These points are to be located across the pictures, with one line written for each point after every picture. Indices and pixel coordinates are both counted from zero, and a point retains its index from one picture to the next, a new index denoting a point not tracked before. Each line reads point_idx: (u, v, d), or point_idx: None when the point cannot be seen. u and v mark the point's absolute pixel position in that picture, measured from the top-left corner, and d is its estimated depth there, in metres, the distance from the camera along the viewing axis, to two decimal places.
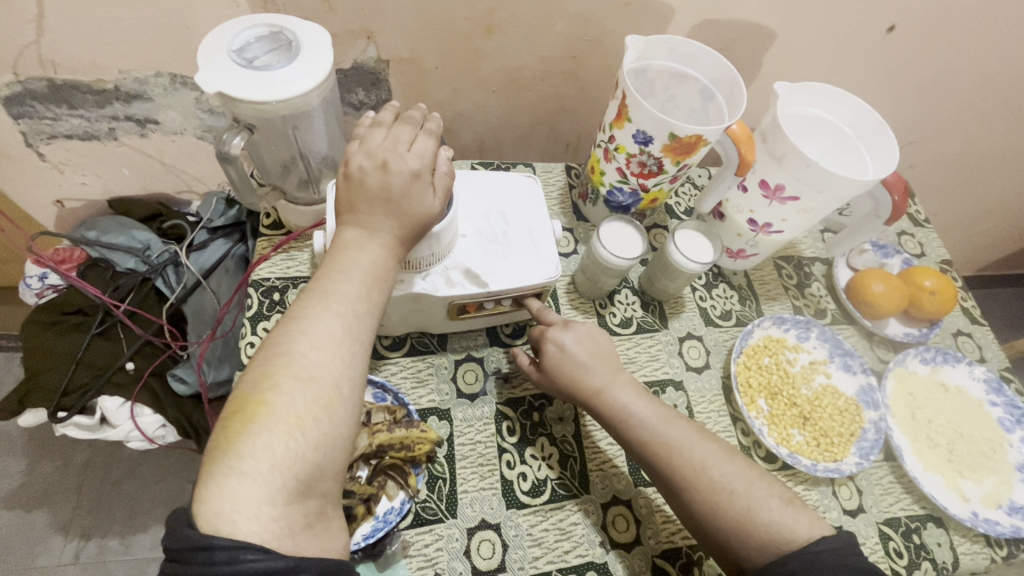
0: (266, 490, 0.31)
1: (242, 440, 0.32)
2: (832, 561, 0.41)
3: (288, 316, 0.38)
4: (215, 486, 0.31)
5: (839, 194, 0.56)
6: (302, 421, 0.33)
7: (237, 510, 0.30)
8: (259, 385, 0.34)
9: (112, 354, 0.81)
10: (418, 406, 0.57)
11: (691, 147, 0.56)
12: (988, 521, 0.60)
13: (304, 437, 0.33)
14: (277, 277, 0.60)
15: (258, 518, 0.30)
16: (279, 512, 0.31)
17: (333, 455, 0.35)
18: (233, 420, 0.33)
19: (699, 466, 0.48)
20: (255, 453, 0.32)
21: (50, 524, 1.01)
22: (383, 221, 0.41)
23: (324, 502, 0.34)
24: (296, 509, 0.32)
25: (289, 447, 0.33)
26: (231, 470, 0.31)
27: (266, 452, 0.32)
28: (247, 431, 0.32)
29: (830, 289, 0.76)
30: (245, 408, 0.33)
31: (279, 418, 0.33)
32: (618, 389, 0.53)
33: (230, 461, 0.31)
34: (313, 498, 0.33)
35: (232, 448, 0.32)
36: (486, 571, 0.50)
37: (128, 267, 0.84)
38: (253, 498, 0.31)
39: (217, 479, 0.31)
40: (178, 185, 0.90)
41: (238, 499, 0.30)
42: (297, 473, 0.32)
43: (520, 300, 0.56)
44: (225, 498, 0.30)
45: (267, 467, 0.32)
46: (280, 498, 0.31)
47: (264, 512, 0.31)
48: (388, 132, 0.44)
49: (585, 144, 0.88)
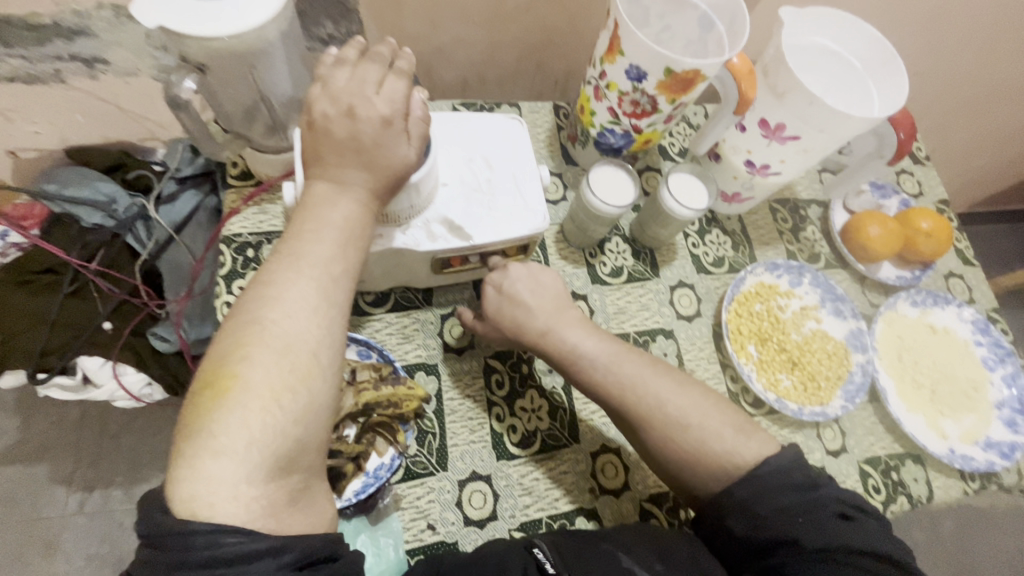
0: (242, 469, 0.30)
1: (213, 416, 0.30)
2: (773, 481, 0.41)
3: (257, 281, 0.35)
4: (189, 468, 0.29)
5: (842, 133, 0.53)
6: (279, 395, 0.32)
7: (213, 492, 0.29)
8: (229, 357, 0.32)
9: (88, 313, 0.78)
10: (404, 361, 0.56)
11: (689, 83, 0.52)
12: (964, 457, 0.62)
13: (281, 412, 0.32)
14: (250, 232, 0.57)
15: (237, 498, 0.29)
16: (259, 491, 0.30)
17: (314, 427, 0.33)
18: (203, 394, 0.31)
19: (659, 403, 0.47)
20: (228, 431, 0.30)
21: (52, 477, 1.03)
22: (354, 173, 0.38)
23: (308, 475, 0.33)
24: (277, 486, 0.31)
25: (266, 423, 0.31)
26: (204, 450, 0.30)
27: (242, 429, 0.30)
28: (219, 406, 0.31)
29: (825, 232, 0.74)
30: (215, 382, 0.31)
31: (252, 392, 0.31)
32: (568, 329, 0.51)
33: (203, 440, 0.30)
34: (296, 473, 0.32)
35: (203, 426, 0.30)
36: (478, 520, 0.50)
37: (95, 222, 0.80)
38: (230, 479, 0.29)
39: (190, 459, 0.29)
40: (140, 131, 0.84)
41: (214, 479, 0.29)
42: (277, 449, 0.31)
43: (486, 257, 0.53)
44: (199, 479, 0.29)
45: (242, 446, 0.30)
46: (259, 476, 0.30)
47: (243, 492, 0.29)
48: (353, 72, 0.40)
49: (574, 81, 0.83)
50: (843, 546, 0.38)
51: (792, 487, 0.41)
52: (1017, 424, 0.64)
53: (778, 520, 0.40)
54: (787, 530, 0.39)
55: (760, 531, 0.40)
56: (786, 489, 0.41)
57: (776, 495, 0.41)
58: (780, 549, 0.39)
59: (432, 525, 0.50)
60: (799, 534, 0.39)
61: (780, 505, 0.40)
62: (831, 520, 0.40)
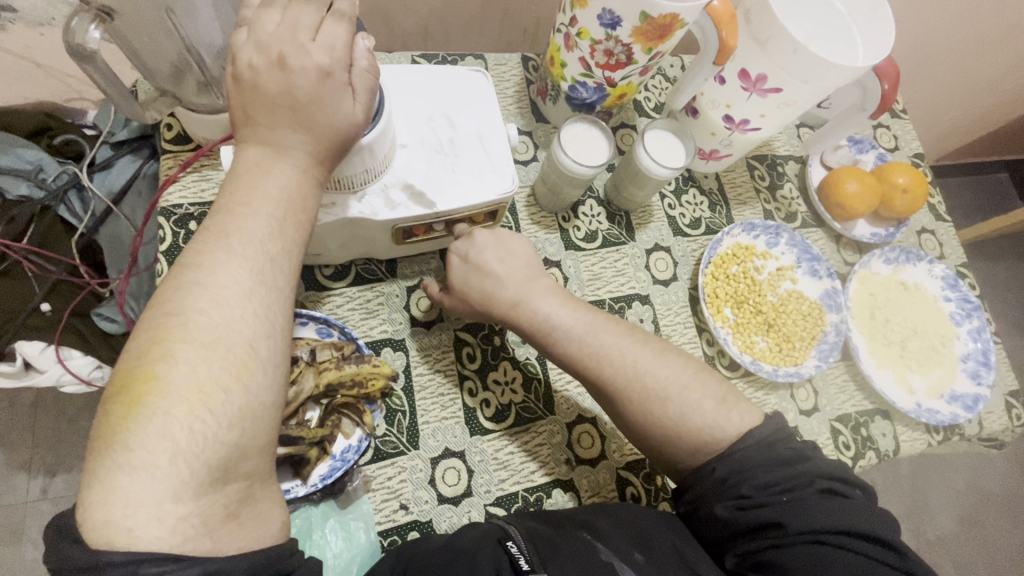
0: (168, 486, 0.27)
1: (130, 427, 0.27)
2: (758, 457, 0.41)
3: (181, 266, 0.32)
4: (102, 489, 0.26)
5: (826, 84, 0.50)
6: (208, 397, 0.29)
7: (131, 516, 0.26)
8: (148, 355, 0.29)
9: (22, 295, 0.71)
10: (368, 338, 0.53)
11: (666, 29, 0.48)
12: (931, 410, 0.63)
13: (211, 416, 0.29)
14: (191, 203, 0.52)
15: (161, 520, 0.26)
16: (188, 510, 0.27)
17: (255, 429, 0.30)
18: (117, 400, 0.28)
19: (632, 375, 0.45)
20: (148, 444, 0.27)
21: (9, 464, 0.94)
22: (292, 135, 0.34)
23: (250, 482, 0.30)
24: (212, 500, 0.28)
25: (194, 430, 0.28)
26: (119, 467, 0.26)
27: (163, 440, 0.27)
28: (135, 415, 0.27)
29: (802, 189, 0.73)
30: (133, 385, 0.28)
31: (175, 397, 0.28)
32: (538, 299, 0.48)
33: (118, 455, 0.27)
34: (235, 482, 0.29)
35: (118, 440, 0.27)
36: (452, 497, 0.49)
37: (22, 194, 0.72)
38: (152, 498, 0.26)
39: (104, 479, 0.26)
40: (65, 90, 0.76)
41: (131, 502, 0.26)
42: (210, 459, 0.28)
43: (452, 223, 0.50)
44: (116, 501, 0.26)
45: (167, 459, 0.27)
46: (188, 492, 0.27)
47: (168, 512, 0.26)
48: (284, 14, 0.34)
49: (544, 30, 0.77)
50: (832, 527, 0.37)
51: (776, 463, 0.41)
52: (981, 376, 0.65)
53: (762, 500, 0.39)
54: (771, 512, 0.38)
55: (748, 513, 0.39)
56: (771, 465, 0.41)
57: (762, 472, 0.40)
58: (767, 532, 0.38)
59: (404, 505, 0.48)
60: (784, 518, 0.38)
61: (767, 482, 0.40)
62: (819, 496, 0.39)
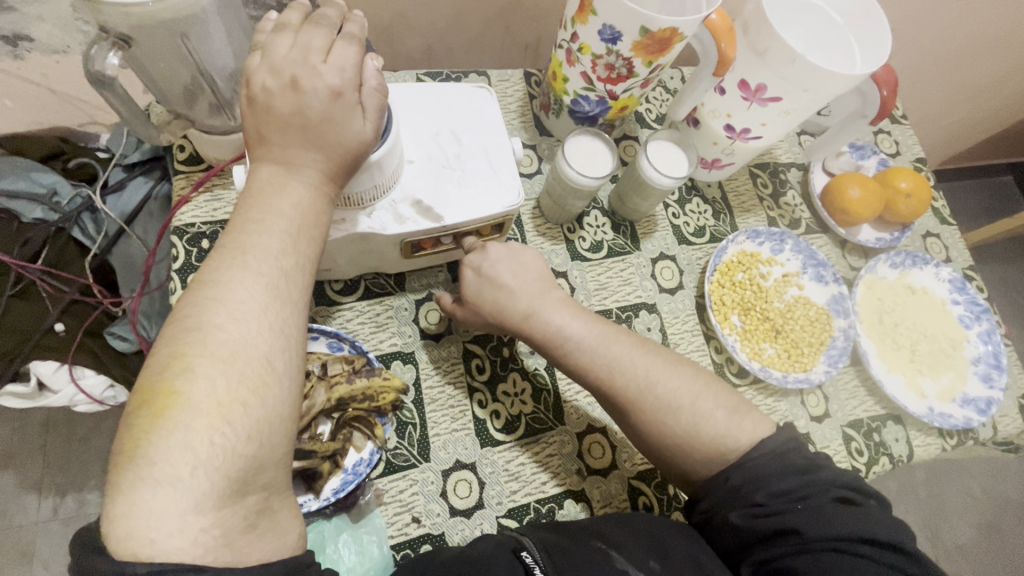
0: (189, 498, 0.27)
1: (152, 440, 0.28)
2: (771, 465, 0.41)
3: (198, 283, 0.33)
4: (125, 502, 0.27)
5: (825, 93, 0.51)
6: (227, 410, 0.29)
7: (155, 527, 0.26)
8: (168, 371, 0.29)
9: (36, 316, 0.73)
10: (379, 351, 0.53)
11: (666, 43, 0.49)
12: (943, 415, 0.63)
13: (231, 429, 0.29)
14: (204, 221, 0.53)
15: (183, 531, 0.27)
16: (210, 521, 0.27)
17: (271, 442, 0.31)
18: (139, 413, 0.28)
19: (644, 384, 0.45)
20: (170, 456, 0.27)
21: (20, 484, 0.94)
22: (304, 153, 0.35)
23: (268, 495, 0.30)
24: (232, 512, 0.28)
25: (215, 443, 0.28)
26: (142, 479, 0.27)
27: (184, 453, 0.28)
28: (157, 428, 0.28)
29: (806, 196, 0.73)
30: (155, 399, 0.29)
31: (196, 410, 0.29)
32: (549, 310, 0.49)
33: (140, 468, 0.27)
34: (253, 494, 0.30)
35: (140, 453, 0.27)
36: (464, 510, 0.49)
37: (35, 217, 0.74)
38: (174, 510, 0.27)
39: (127, 491, 0.27)
40: (79, 116, 0.78)
41: (154, 513, 0.26)
42: (229, 472, 0.28)
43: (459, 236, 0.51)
44: (139, 513, 0.26)
45: (188, 472, 0.27)
46: (209, 504, 0.27)
47: (190, 524, 0.27)
48: (296, 39, 0.36)
49: (546, 46, 0.79)
50: (849, 535, 0.37)
51: (790, 471, 0.40)
52: (992, 379, 0.65)
53: (778, 507, 0.39)
54: (787, 520, 0.38)
55: (763, 521, 0.39)
56: (785, 473, 0.40)
57: (776, 480, 0.40)
58: (783, 539, 0.38)
59: (416, 518, 0.48)
60: (800, 525, 0.38)
61: (780, 489, 0.40)
62: (834, 504, 0.39)
